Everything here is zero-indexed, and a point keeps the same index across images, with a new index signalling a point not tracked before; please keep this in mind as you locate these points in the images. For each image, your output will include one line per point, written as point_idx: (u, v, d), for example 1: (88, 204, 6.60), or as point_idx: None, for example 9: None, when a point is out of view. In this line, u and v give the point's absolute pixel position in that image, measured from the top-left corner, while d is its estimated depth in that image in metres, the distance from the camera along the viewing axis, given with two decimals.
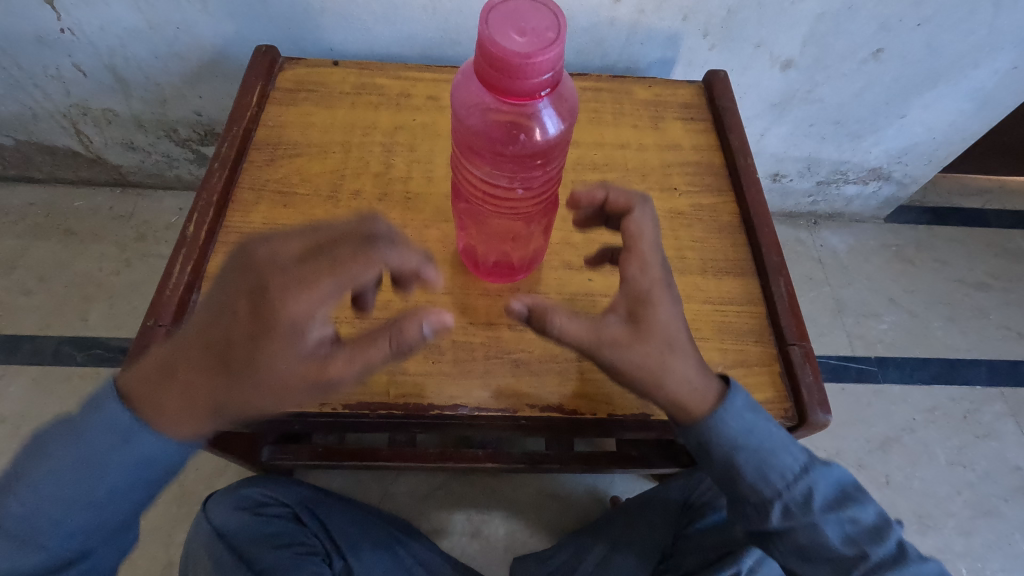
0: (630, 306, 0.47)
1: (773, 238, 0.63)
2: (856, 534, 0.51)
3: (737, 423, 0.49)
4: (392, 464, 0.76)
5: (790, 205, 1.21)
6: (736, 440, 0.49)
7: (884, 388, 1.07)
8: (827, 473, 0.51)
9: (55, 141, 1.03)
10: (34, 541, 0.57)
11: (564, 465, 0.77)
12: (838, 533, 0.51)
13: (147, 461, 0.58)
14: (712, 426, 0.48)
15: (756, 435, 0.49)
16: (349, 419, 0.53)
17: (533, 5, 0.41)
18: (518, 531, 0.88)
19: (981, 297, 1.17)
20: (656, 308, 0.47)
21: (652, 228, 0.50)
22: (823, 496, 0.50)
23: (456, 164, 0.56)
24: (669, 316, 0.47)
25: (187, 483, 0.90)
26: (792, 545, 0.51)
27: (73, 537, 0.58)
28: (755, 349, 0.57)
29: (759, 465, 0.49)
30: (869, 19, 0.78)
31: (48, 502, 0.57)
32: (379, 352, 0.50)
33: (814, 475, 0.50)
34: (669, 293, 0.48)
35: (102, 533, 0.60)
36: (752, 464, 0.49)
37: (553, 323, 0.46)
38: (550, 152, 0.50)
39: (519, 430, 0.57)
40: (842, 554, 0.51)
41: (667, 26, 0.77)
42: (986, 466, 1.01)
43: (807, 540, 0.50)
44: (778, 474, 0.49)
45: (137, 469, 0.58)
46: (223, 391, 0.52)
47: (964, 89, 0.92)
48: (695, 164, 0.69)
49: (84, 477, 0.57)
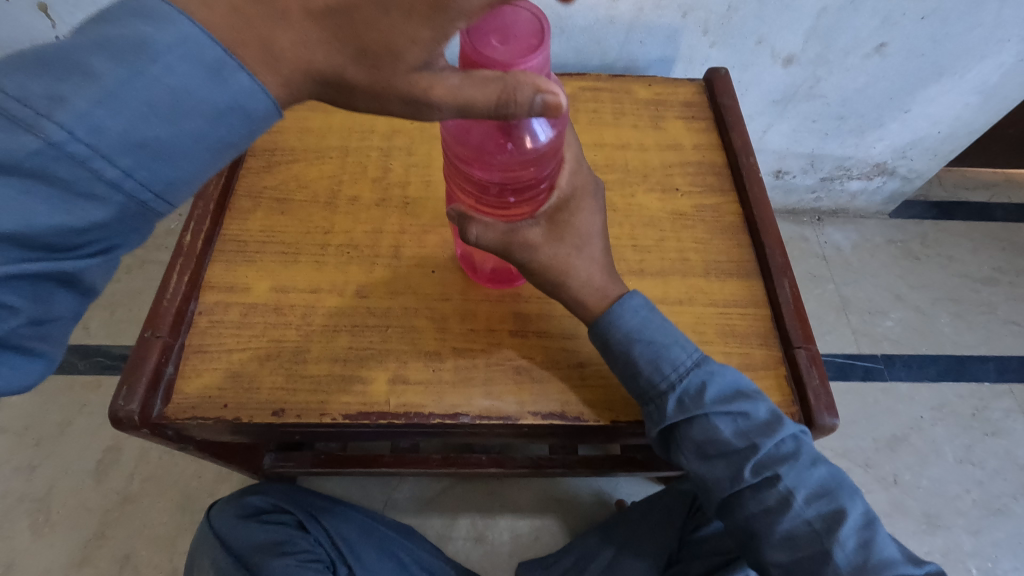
0: (548, 216, 0.51)
1: (778, 239, 0.62)
2: (755, 436, 0.49)
3: (632, 318, 0.51)
4: (395, 469, 0.75)
5: (793, 202, 1.20)
6: (633, 334, 0.50)
7: (890, 386, 1.06)
8: (723, 369, 0.51)
9: None
10: (103, 160, 0.31)
11: (568, 469, 0.77)
12: (734, 433, 0.50)
13: (238, 132, 0.34)
14: (611, 320, 0.51)
15: (652, 328, 0.51)
16: (351, 429, 0.53)
17: (514, 10, 0.40)
18: (523, 536, 0.87)
19: (988, 292, 1.16)
20: (574, 219, 0.52)
21: (591, 179, 0.54)
22: (717, 390, 0.50)
23: (448, 172, 0.54)
24: (590, 223, 0.53)
25: (190, 490, 0.89)
26: (689, 443, 0.51)
27: (42, 242, 0.31)
28: (761, 352, 0.56)
29: (653, 355, 0.50)
30: (872, 13, 0.77)
31: (121, 110, 0.30)
32: (490, 92, 0.34)
33: (710, 371, 0.50)
34: (593, 208, 0.53)
35: (173, 184, 0.33)
36: (648, 354, 0.50)
37: (467, 228, 0.46)
38: (540, 160, 0.48)
39: (522, 437, 0.56)
40: (739, 452, 0.50)
41: (667, 24, 0.76)
42: (996, 463, 1.00)
43: (702, 436, 0.50)
44: (671, 364, 0.50)
45: (204, 135, 0.33)
46: (223, 404, 0.50)
47: (970, 83, 0.91)
48: (697, 164, 0.68)
49: (149, 124, 0.31)
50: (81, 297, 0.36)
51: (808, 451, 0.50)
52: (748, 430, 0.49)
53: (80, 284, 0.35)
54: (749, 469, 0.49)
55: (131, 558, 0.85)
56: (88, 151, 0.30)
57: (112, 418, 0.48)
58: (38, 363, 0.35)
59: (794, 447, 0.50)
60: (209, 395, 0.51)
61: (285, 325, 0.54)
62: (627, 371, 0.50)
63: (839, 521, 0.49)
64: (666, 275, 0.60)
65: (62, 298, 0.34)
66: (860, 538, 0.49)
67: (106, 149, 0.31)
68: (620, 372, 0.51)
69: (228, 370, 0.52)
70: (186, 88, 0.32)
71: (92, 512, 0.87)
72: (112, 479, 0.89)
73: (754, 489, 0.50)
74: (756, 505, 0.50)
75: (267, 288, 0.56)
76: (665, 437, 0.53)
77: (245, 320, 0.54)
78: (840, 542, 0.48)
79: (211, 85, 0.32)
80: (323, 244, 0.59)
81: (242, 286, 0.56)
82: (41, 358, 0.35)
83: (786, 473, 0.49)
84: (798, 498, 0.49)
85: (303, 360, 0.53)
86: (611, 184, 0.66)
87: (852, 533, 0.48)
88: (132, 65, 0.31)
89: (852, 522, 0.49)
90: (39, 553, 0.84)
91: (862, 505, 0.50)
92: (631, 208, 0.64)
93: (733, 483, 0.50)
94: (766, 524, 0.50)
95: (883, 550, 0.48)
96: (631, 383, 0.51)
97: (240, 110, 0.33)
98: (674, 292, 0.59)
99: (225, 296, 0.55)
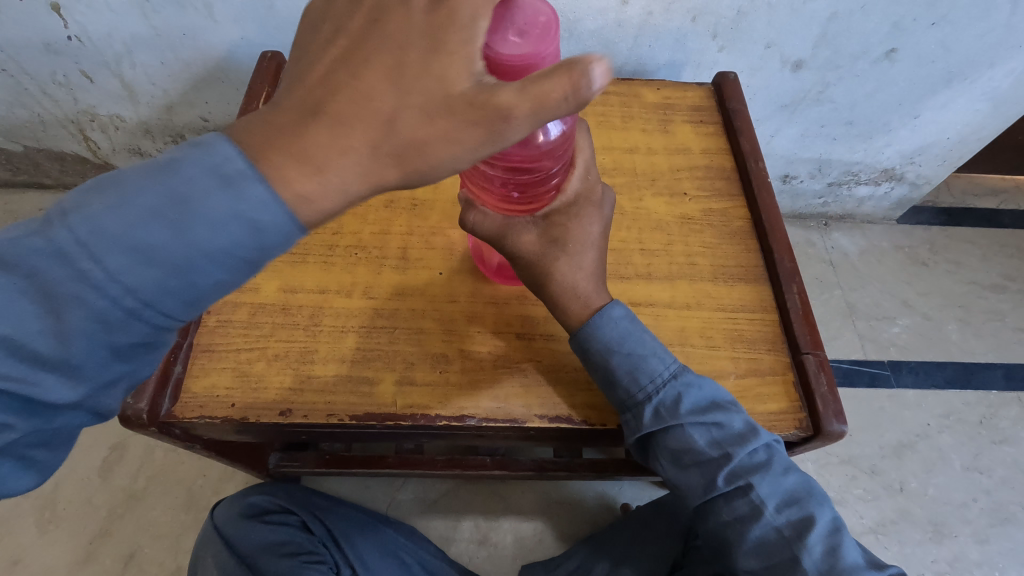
0: (546, 217, 0.51)
1: (786, 244, 0.62)
2: (728, 445, 0.49)
3: (613, 328, 0.50)
4: (399, 470, 0.75)
5: (800, 207, 1.20)
6: (613, 343, 0.50)
7: (897, 392, 1.05)
8: (700, 380, 0.50)
9: (64, 147, 1.04)
10: (120, 284, 0.31)
11: (572, 472, 0.76)
12: (708, 443, 0.49)
13: (248, 247, 0.32)
14: (593, 329, 0.50)
15: (631, 339, 0.50)
16: (357, 430, 0.53)
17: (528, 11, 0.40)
18: (527, 539, 0.87)
19: (996, 299, 1.15)
20: (570, 225, 0.51)
21: (598, 189, 0.53)
22: (693, 402, 0.49)
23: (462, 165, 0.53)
24: (588, 231, 0.52)
25: (195, 489, 0.90)
26: (665, 451, 0.51)
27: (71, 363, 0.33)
28: (769, 357, 0.56)
29: (631, 367, 0.49)
30: (882, 19, 0.77)
31: (143, 235, 0.31)
32: (558, 85, 0.30)
33: (687, 383, 0.50)
34: (594, 216, 0.52)
35: (174, 293, 0.32)
36: (626, 365, 0.49)
37: (466, 215, 0.48)
38: (548, 161, 0.49)
39: (528, 440, 0.56)
40: (712, 462, 0.49)
41: (676, 28, 0.76)
42: (1003, 472, 0.99)
43: (677, 445, 0.50)
44: (649, 375, 0.49)
45: (215, 245, 0.31)
46: (231, 403, 0.51)
47: (979, 89, 0.90)
48: (705, 168, 0.68)
49: (160, 234, 0.31)
50: (96, 419, 0.37)
51: (779, 460, 0.50)
52: (720, 442, 0.49)
53: (88, 405, 0.35)
54: (722, 478, 0.49)
55: (136, 556, 0.85)
56: (109, 276, 0.31)
57: (121, 417, 0.48)
58: (44, 470, 0.36)
59: (766, 457, 0.49)
60: (217, 395, 0.51)
61: (293, 325, 0.54)
62: (605, 380, 0.50)
63: (808, 527, 0.49)
64: (674, 279, 0.60)
65: (68, 418, 0.35)
66: (827, 544, 0.48)
67: (128, 273, 0.31)
68: (598, 380, 0.51)
69: (236, 369, 0.52)
70: (203, 209, 0.31)
71: (97, 509, 0.87)
72: (117, 476, 0.90)
73: (727, 497, 0.50)
74: (729, 513, 0.50)
75: (276, 288, 0.56)
76: (643, 444, 0.53)
77: (253, 319, 0.55)
78: (808, 548, 0.48)
79: (226, 194, 0.31)
80: (331, 245, 0.59)
81: (251, 286, 0.56)
82: (46, 466, 0.36)
83: (758, 482, 0.49)
84: (768, 507, 0.49)
85: (310, 360, 0.53)
86: (619, 188, 0.66)
87: (819, 540, 0.48)
88: (157, 191, 0.31)
89: (819, 530, 0.49)
90: (44, 550, 0.85)
91: (830, 512, 0.50)
92: (639, 211, 0.64)
93: (707, 492, 0.50)
94: (738, 533, 0.50)
95: (848, 556, 0.48)
96: (609, 390, 0.51)
97: (251, 223, 0.31)
98: (681, 296, 0.59)
99: (234, 295, 0.56)
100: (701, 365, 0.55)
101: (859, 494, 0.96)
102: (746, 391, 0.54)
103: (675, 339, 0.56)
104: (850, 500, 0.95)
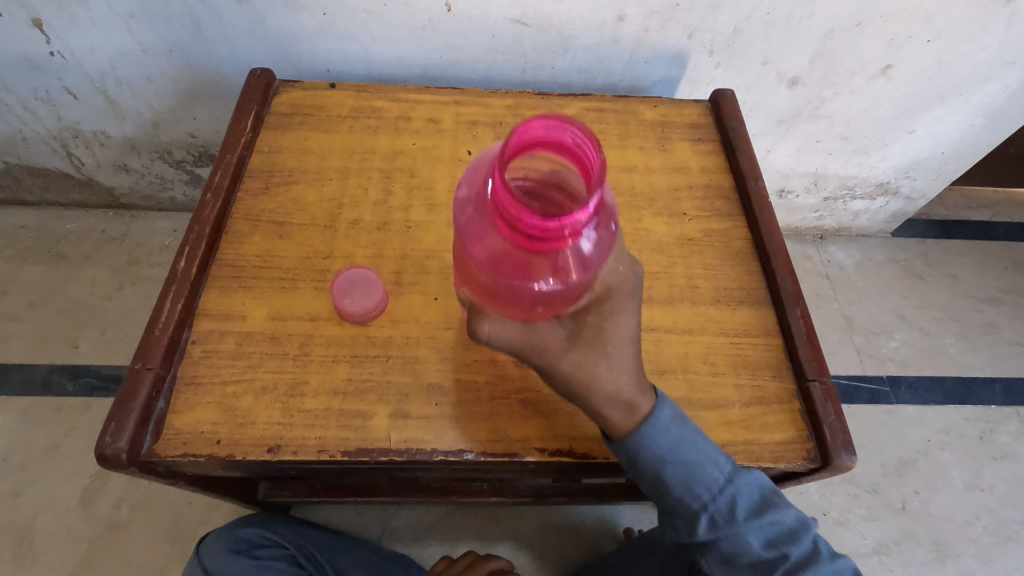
0: (575, 319, 0.45)
1: (789, 266, 0.60)
2: (781, 545, 0.49)
3: (664, 438, 0.47)
4: (393, 499, 0.73)
5: (796, 221, 1.19)
6: (664, 454, 0.47)
7: (896, 408, 1.04)
8: (751, 479, 0.49)
9: (47, 163, 1.01)
10: None
11: (571, 498, 0.74)
12: (763, 545, 0.49)
13: None
14: (641, 441, 0.47)
15: (684, 446, 0.47)
16: (350, 465, 0.51)
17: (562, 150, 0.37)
18: (525, 566, 0.85)
19: (992, 313, 1.15)
20: (605, 325, 0.45)
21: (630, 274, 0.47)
22: (747, 507, 0.48)
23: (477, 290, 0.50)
24: (623, 327, 0.46)
25: (181, 518, 0.88)
26: (717, 552, 0.49)
27: None
28: (774, 385, 0.55)
29: (685, 476, 0.47)
30: (878, 36, 0.77)
31: None
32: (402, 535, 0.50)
33: (739, 490, 0.48)
34: (630, 309, 0.46)
35: None
36: (681, 477, 0.47)
37: (477, 327, 0.43)
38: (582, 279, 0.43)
39: (526, 472, 0.54)
40: (765, 561, 0.49)
41: (672, 45, 0.75)
42: (1005, 488, 0.98)
43: (731, 548, 0.49)
44: (705, 485, 0.47)
45: None
46: (217, 439, 0.49)
47: (974, 105, 0.90)
48: (704, 188, 0.67)
49: None
50: None
51: (825, 549, 0.50)
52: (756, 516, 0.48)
53: None
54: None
55: None
56: None
57: (99, 456, 0.46)
58: None
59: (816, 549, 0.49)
60: (202, 430, 0.49)
61: (282, 355, 0.53)
62: (659, 488, 0.48)
63: None
64: (676, 303, 0.59)
65: None
66: None
67: None
68: (650, 487, 0.49)
69: (222, 403, 0.50)
70: None
71: (79, 540, 0.86)
72: (102, 506, 0.88)
73: None
74: None
75: (264, 316, 0.55)
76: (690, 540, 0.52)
77: (241, 349, 0.53)
78: None
79: None
80: (322, 270, 0.58)
81: (238, 314, 0.55)
82: None
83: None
84: None
85: (300, 393, 0.51)
86: (617, 208, 0.65)
87: None
88: None
89: None
90: None
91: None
92: (639, 232, 0.63)
93: None
94: None
95: None
96: (662, 497, 0.49)
97: None
98: (683, 321, 0.57)
99: (220, 324, 0.54)
100: (705, 393, 0.53)
101: (861, 514, 0.95)
102: (752, 420, 0.53)
103: (678, 367, 0.55)
104: (852, 520, 0.94)
